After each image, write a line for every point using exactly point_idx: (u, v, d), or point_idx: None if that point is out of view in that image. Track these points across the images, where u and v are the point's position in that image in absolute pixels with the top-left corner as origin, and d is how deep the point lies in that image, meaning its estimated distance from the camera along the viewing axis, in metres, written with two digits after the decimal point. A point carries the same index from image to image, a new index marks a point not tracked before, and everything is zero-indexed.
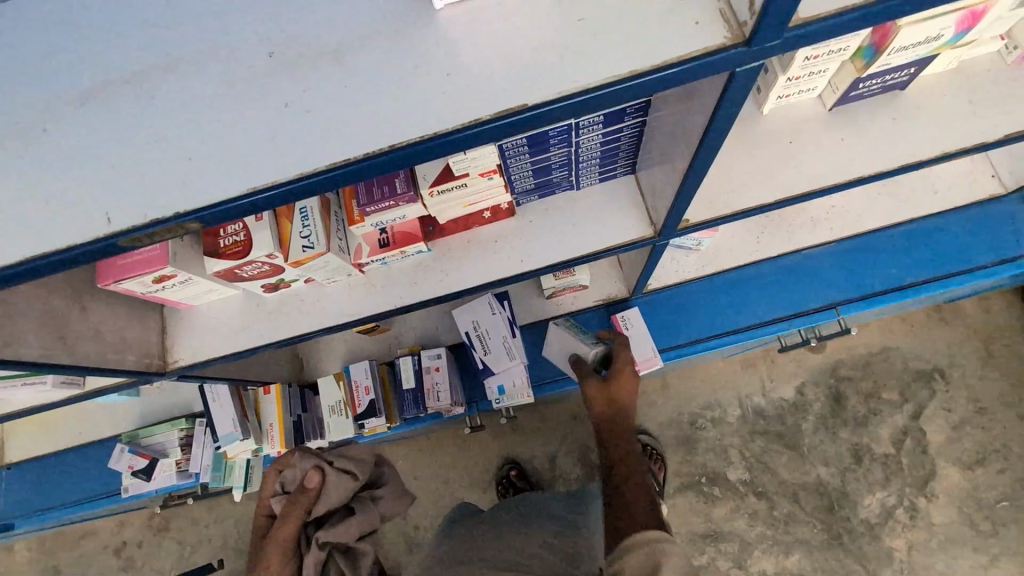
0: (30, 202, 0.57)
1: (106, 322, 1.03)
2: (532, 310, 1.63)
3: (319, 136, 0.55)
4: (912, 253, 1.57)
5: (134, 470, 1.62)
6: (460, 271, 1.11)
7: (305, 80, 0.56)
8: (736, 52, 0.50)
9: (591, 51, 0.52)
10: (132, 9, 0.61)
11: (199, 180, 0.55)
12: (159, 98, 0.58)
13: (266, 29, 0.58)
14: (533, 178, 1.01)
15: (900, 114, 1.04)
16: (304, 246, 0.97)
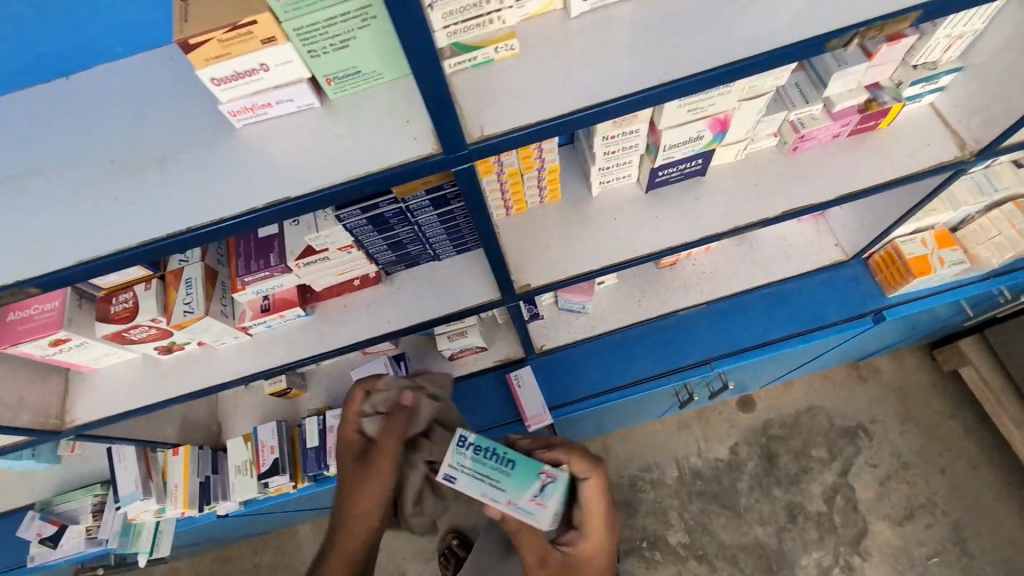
0: None
1: (4, 383, 1.14)
2: (436, 370, 1.76)
3: (137, 224, 0.71)
4: (772, 313, 1.76)
5: (41, 537, 1.65)
6: (335, 331, 1.27)
7: (133, 180, 0.74)
8: (438, 158, 0.68)
9: (342, 159, 0.71)
10: (15, 126, 0.80)
11: (39, 256, 0.71)
12: (23, 196, 0.75)
13: (112, 142, 0.77)
14: (391, 251, 1.18)
15: (702, 196, 1.25)
16: (185, 310, 1.12)
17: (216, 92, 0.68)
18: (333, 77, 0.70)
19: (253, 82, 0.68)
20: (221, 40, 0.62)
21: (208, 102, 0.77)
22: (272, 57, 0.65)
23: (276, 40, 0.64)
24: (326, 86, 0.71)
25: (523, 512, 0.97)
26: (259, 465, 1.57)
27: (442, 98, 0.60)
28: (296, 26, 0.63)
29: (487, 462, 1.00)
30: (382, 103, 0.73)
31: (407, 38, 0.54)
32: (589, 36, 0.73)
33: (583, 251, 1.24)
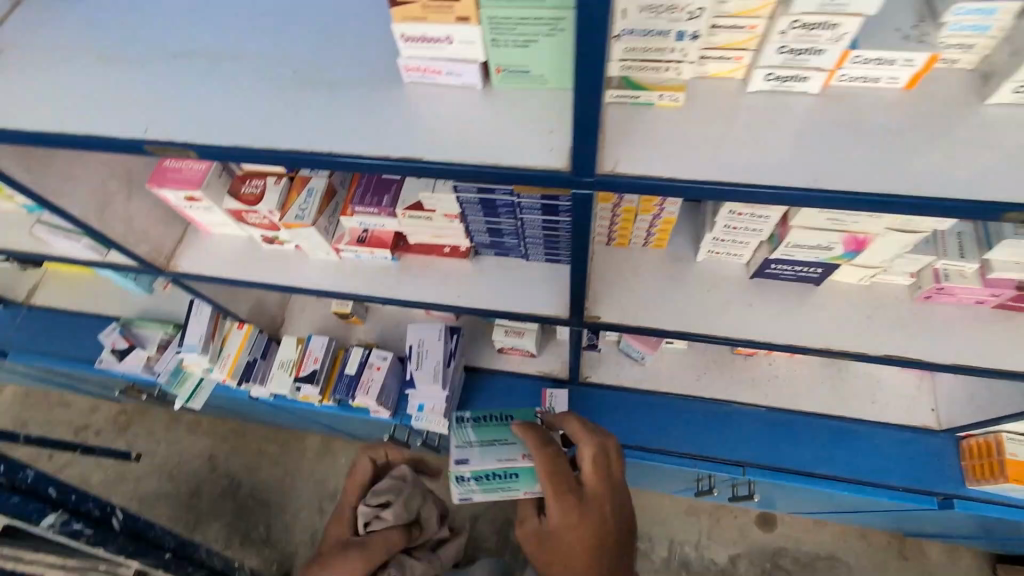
0: (109, 100, 0.83)
1: (137, 213, 1.30)
2: (481, 355, 1.80)
3: (294, 135, 0.79)
4: (831, 448, 1.62)
5: (112, 348, 1.90)
6: (411, 284, 1.34)
7: (305, 96, 0.81)
8: (562, 177, 0.70)
9: (480, 144, 0.75)
10: (232, 10, 0.90)
11: (209, 130, 0.80)
12: (215, 71, 0.84)
13: (300, 54, 0.85)
14: (487, 235, 1.23)
15: (807, 304, 1.19)
16: (297, 215, 1.23)
17: (401, 45, 0.74)
18: (504, 68, 0.74)
19: (435, 48, 0.73)
20: (424, 5, 0.68)
21: (391, 51, 0.83)
22: (460, 33, 0.70)
23: (470, 20, 0.69)
24: (495, 74, 0.75)
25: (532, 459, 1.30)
26: (300, 368, 1.70)
27: (588, 123, 0.62)
28: (492, 15, 0.67)
29: (498, 431, 1.35)
30: (537, 107, 0.75)
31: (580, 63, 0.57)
32: (756, 114, 0.72)
33: (663, 306, 1.23)
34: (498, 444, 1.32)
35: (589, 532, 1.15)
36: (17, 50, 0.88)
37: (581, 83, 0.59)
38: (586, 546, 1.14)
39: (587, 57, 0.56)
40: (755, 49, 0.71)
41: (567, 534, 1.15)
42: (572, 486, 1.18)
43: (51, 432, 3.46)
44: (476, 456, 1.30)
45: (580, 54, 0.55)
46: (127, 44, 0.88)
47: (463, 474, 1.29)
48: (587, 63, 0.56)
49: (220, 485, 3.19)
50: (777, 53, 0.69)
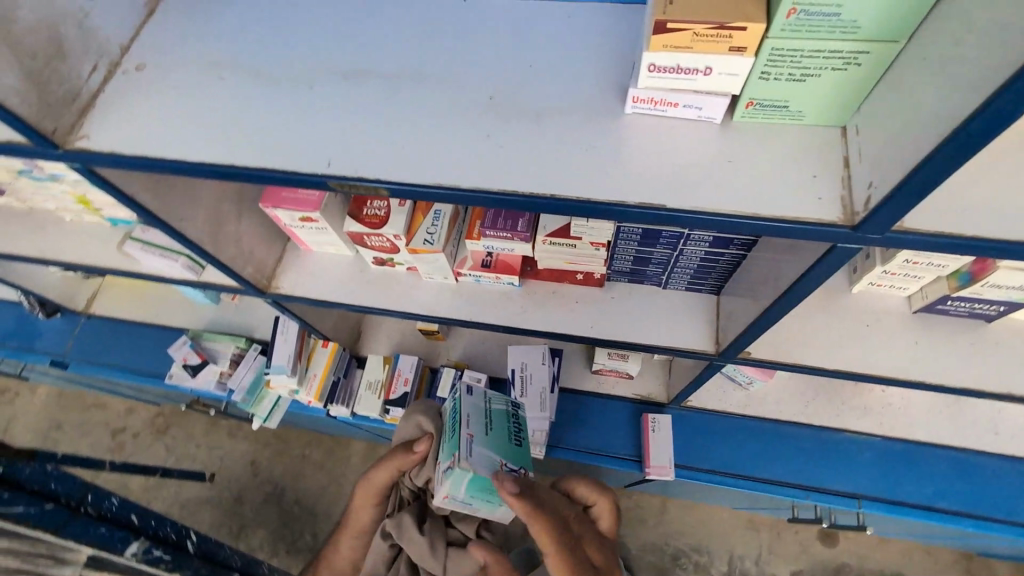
0: (291, 135, 0.77)
1: (246, 234, 1.22)
2: (574, 376, 1.73)
3: (501, 173, 0.71)
4: (952, 481, 1.54)
5: (185, 363, 1.80)
6: (536, 312, 1.25)
7: (507, 126, 0.73)
8: (840, 231, 0.61)
9: (727, 190, 0.66)
10: (408, 29, 0.82)
11: (401, 164, 0.73)
12: (398, 95, 0.77)
13: (494, 78, 0.76)
14: (631, 263, 1.15)
15: (980, 344, 1.13)
16: (426, 240, 1.15)
17: (641, 76, 0.65)
18: (756, 101, 0.65)
19: (683, 79, 0.64)
20: (697, 33, 0.59)
21: (600, 73, 0.74)
22: (724, 64, 0.61)
23: (745, 51, 0.59)
24: (742, 107, 0.67)
25: (468, 449, 0.87)
26: (390, 391, 1.62)
27: (921, 195, 0.53)
28: (777, 46, 0.58)
29: (503, 427, 0.94)
30: (787, 145, 0.67)
31: (954, 135, 0.48)
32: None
33: (816, 342, 1.15)
34: (484, 419, 0.93)
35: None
36: (177, 74, 0.84)
37: (938, 158, 0.49)
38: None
39: (973, 130, 0.46)
40: None
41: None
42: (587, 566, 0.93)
43: (75, 434, 3.30)
44: (474, 401, 0.96)
45: (967, 125, 0.46)
46: (298, 68, 0.81)
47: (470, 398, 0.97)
48: (969, 139, 0.47)
49: (263, 492, 3.06)
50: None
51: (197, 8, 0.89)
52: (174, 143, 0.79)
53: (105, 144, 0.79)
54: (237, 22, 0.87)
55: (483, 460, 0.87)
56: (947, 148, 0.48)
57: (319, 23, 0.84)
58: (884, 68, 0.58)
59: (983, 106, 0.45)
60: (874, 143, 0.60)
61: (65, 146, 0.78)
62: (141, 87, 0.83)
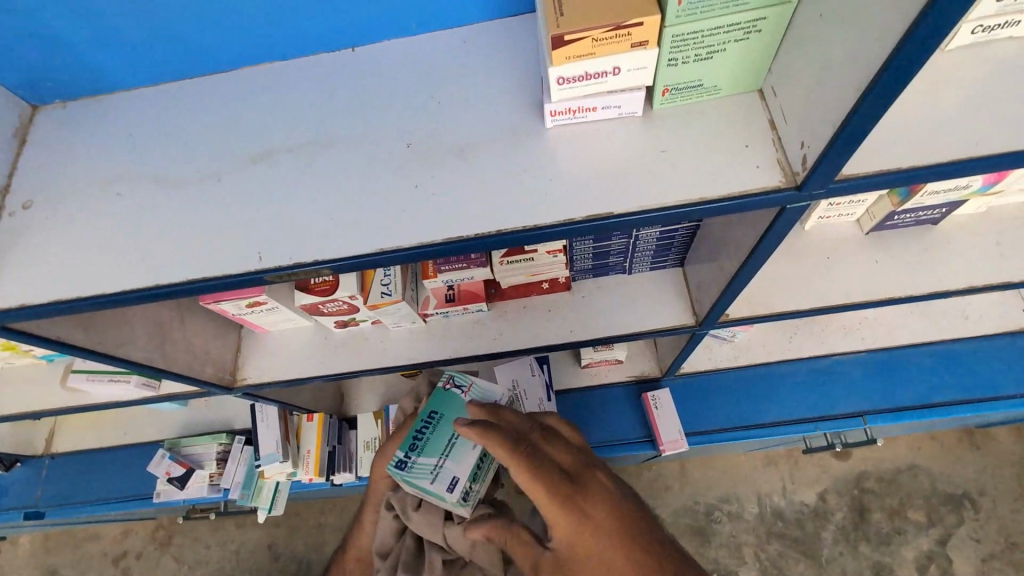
0: (213, 236, 0.72)
1: (196, 336, 1.15)
2: (567, 377, 1.71)
3: (440, 220, 0.69)
4: (941, 374, 1.61)
5: (169, 477, 1.69)
6: (514, 332, 1.23)
7: (434, 171, 0.71)
8: (786, 194, 0.62)
9: (669, 180, 0.65)
10: (306, 95, 0.79)
11: (337, 238, 0.69)
12: (315, 169, 0.74)
13: (407, 125, 0.74)
14: (591, 260, 1.14)
15: (932, 247, 1.17)
16: (383, 292, 1.11)
17: (552, 90, 0.63)
18: (671, 87, 0.65)
19: (594, 83, 0.63)
20: (596, 38, 0.57)
21: (510, 94, 0.73)
22: (630, 61, 0.60)
23: (648, 43, 0.58)
24: (659, 95, 0.66)
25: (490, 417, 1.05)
26: None
27: (851, 149, 0.53)
28: (676, 33, 0.57)
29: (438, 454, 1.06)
30: (712, 121, 0.67)
31: (872, 88, 0.47)
32: (966, 78, 0.65)
33: (786, 286, 1.17)
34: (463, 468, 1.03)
35: (603, 517, 0.87)
36: (71, 202, 0.78)
37: (863, 113, 0.49)
38: (616, 542, 0.85)
39: (889, 81, 0.46)
40: None
41: (581, 537, 0.85)
42: (561, 481, 0.89)
43: (75, 573, 3.12)
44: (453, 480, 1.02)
45: (883, 78, 0.46)
46: (202, 164, 0.77)
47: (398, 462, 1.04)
48: (886, 92, 0.47)
49: (290, 573, 2.92)
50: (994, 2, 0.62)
51: (76, 126, 0.83)
52: (88, 276, 0.73)
53: (9, 298, 0.72)
54: (123, 130, 0.81)
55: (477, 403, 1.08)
56: (866, 106, 0.48)
57: (213, 111, 0.80)
58: (784, 29, 0.59)
59: (894, 56, 0.44)
60: (795, 104, 0.60)
61: None
62: (35, 226, 0.76)
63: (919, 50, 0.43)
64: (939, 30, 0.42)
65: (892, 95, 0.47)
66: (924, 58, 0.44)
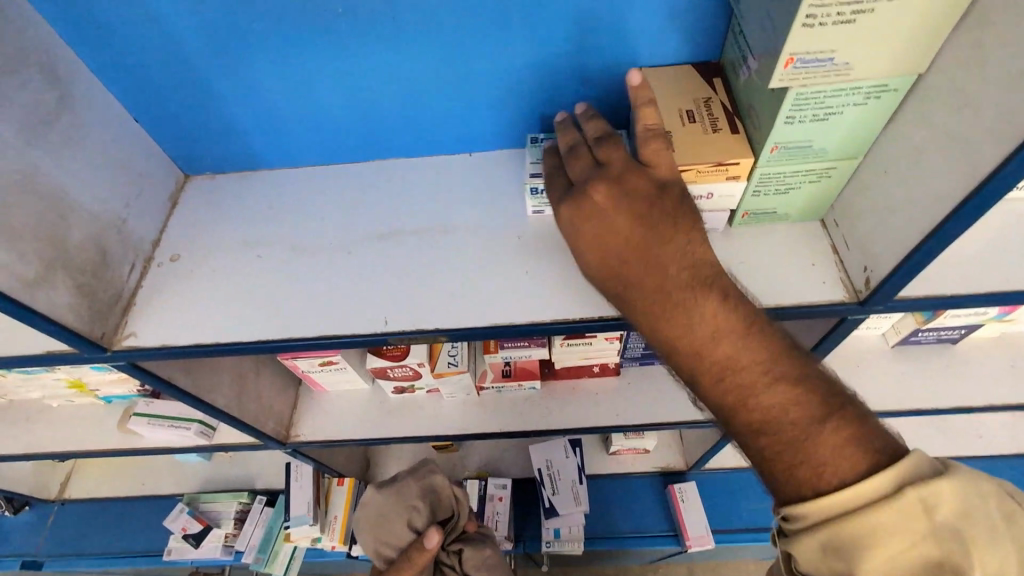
0: (341, 300, 0.83)
1: (264, 389, 1.23)
2: (594, 463, 1.75)
3: (544, 305, 0.79)
4: None
5: (185, 533, 1.69)
6: (561, 412, 1.30)
7: (540, 261, 0.83)
8: (850, 307, 0.73)
9: (746, 285, 0.77)
10: (430, 187, 0.93)
11: (455, 311, 0.80)
12: (434, 249, 0.86)
13: (518, 222, 0.87)
14: (642, 349, 1.24)
15: (952, 364, 1.28)
16: (449, 362, 1.19)
17: None
18: (750, 211, 0.79)
19: (689, 204, 0.77)
20: (699, 171, 0.71)
21: None
22: (722, 189, 0.74)
23: (739, 178, 0.72)
24: (738, 216, 0.80)
25: None
26: None
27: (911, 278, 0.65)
28: (764, 172, 0.71)
29: None
30: (782, 242, 0.80)
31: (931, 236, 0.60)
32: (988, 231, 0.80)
33: None
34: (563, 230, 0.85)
35: (749, 337, 0.56)
36: (214, 259, 0.89)
37: (920, 257, 0.61)
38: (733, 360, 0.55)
39: (945, 233, 0.58)
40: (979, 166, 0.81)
41: (675, 322, 0.59)
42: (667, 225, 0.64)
43: None
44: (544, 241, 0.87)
45: (939, 234, 0.59)
46: (335, 237, 0.89)
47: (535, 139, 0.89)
48: (940, 244, 0.59)
49: None
50: None
51: (224, 196, 0.97)
52: (225, 325, 0.82)
53: (152, 338, 0.82)
54: (267, 202, 0.95)
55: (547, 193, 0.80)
56: (928, 247, 0.60)
57: (348, 192, 0.94)
58: (848, 177, 0.73)
59: (949, 217, 0.57)
60: (857, 236, 0.73)
61: (113, 347, 0.81)
62: (180, 277, 0.87)
63: (969, 216, 0.56)
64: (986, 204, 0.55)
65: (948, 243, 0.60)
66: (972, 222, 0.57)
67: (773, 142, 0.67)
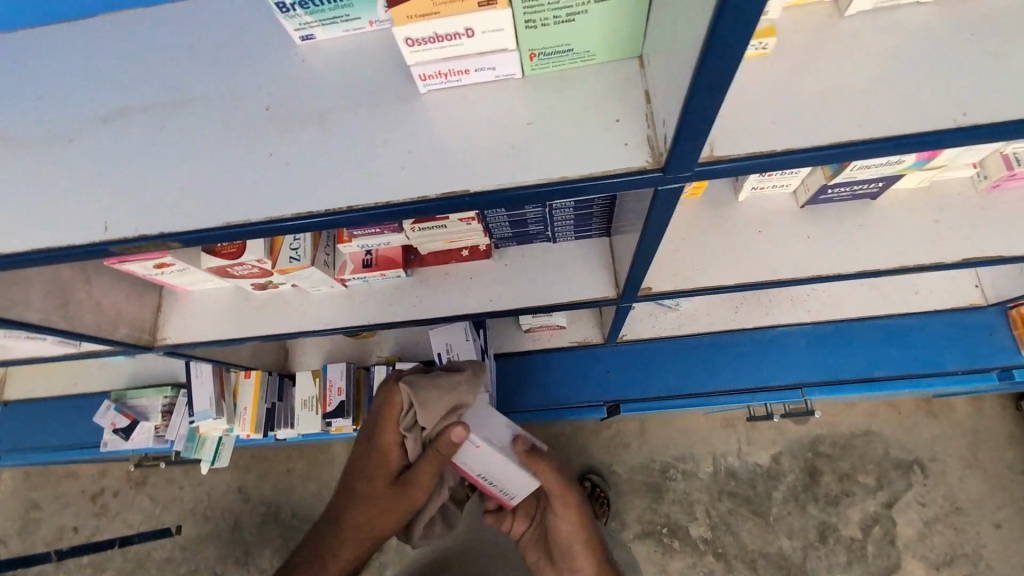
0: (50, 199, 0.67)
1: (106, 296, 1.13)
2: (511, 341, 1.72)
3: (290, 192, 0.63)
4: (885, 348, 1.60)
5: (115, 427, 1.71)
6: (435, 299, 1.20)
7: (290, 137, 0.66)
8: (652, 176, 0.57)
9: (534, 155, 0.60)
10: (168, 45, 0.73)
11: (185, 208, 0.65)
12: (166, 129, 0.68)
13: (270, 86, 0.69)
14: (510, 228, 1.10)
15: (868, 222, 1.13)
16: (292, 257, 1.07)
17: (406, 54, 0.58)
18: (538, 51, 0.59)
19: (450, 47, 0.58)
20: None
21: (384, 54, 0.68)
22: (481, 22, 0.55)
23: (496, 4, 0.53)
24: (527, 60, 0.61)
25: None
26: (325, 404, 1.56)
27: (706, 126, 0.48)
28: None
29: (365, 11, 0.66)
30: (585, 91, 0.62)
31: (705, 67, 0.43)
32: (848, 56, 0.62)
33: (713, 261, 1.13)
34: (337, 14, 0.66)
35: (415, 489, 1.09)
36: None
37: (700, 91, 0.45)
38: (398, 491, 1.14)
39: (719, 56, 0.41)
40: None
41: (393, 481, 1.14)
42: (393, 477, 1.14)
43: None
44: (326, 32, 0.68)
45: (710, 59, 0.42)
46: (49, 120, 0.71)
47: None
48: (718, 69, 0.42)
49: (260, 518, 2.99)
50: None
51: None
52: None
53: None
54: None
55: None
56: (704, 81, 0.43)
57: (70, 56, 0.74)
58: None
59: (718, 36, 0.40)
60: (661, 76, 0.55)
61: None
62: None
63: (740, 23, 0.38)
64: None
65: (730, 72, 0.43)
66: (752, 30, 0.39)
67: None
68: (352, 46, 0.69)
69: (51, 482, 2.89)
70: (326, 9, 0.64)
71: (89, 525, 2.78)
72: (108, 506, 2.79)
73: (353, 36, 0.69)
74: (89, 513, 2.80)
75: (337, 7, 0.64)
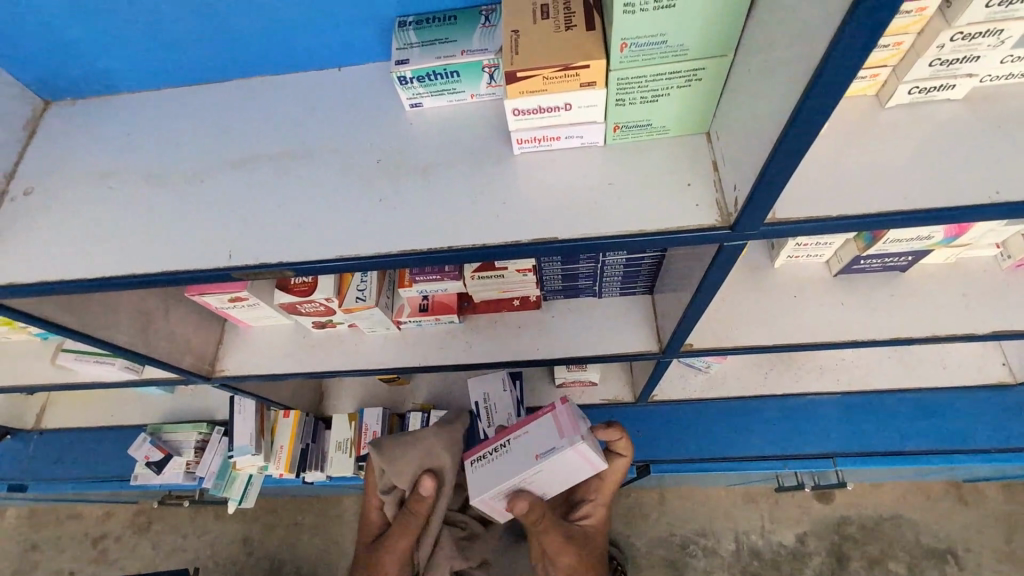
0: (184, 229, 0.76)
1: (179, 326, 1.21)
2: (542, 395, 1.75)
3: (395, 233, 0.72)
4: (914, 422, 1.61)
5: (148, 461, 1.74)
6: (484, 345, 1.26)
7: (397, 186, 0.76)
8: (721, 232, 0.65)
9: (614, 211, 0.69)
10: (294, 106, 0.85)
11: (302, 242, 0.73)
12: (288, 174, 0.79)
13: (381, 143, 0.79)
14: (561, 281, 1.18)
15: (898, 293, 1.19)
16: (358, 296, 1.15)
17: (511, 121, 0.68)
18: (622, 124, 0.70)
19: (550, 117, 0.68)
20: (547, 77, 0.62)
21: (481, 120, 0.79)
22: (580, 99, 0.65)
23: (596, 85, 0.63)
24: (611, 131, 0.71)
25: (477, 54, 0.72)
26: (360, 447, 1.58)
27: (778, 190, 0.57)
28: (622, 77, 0.62)
29: (470, 86, 0.77)
30: (660, 159, 0.71)
31: (782, 142, 0.52)
32: (889, 140, 0.71)
33: (751, 323, 1.19)
34: (445, 87, 0.77)
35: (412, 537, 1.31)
36: (65, 191, 0.82)
37: (776, 160, 0.53)
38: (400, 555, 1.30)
39: (797, 134, 0.50)
40: (894, 65, 0.71)
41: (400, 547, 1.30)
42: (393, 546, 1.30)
43: None
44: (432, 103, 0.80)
45: (788, 136, 0.51)
46: (188, 164, 0.82)
47: (401, 19, 0.77)
48: (793, 145, 0.51)
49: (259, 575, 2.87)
50: (905, 95, 0.72)
51: (79, 122, 0.89)
52: (63, 259, 0.76)
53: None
54: (124, 128, 0.87)
55: (432, 53, 0.73)
56: (781, 153, 0.52)
57: (208, 112, 0.87)
58: (722, 80, 0.64)
59: (796, 118, 0.49)
60: (732, 148, 0.64)
61: None
62: (25, 213, 0.81)
63: (819, 106, 0.47)
64: (837, 86, 0.46)
65: (803, 146, 0.51)
66: (824, 116, 0.48)
67: (620, 38, 0.58)
68: (454, 114, 0.80)
69: (55, 522, 2.85)
70: (438, 83, 0.76)
71: (87, 570, 2.71)
72: (109, 551, 2.73)
73: (454, 107, 0.81)
74: (89, 557, 2.73)
75: (448, 82, 0.76)
